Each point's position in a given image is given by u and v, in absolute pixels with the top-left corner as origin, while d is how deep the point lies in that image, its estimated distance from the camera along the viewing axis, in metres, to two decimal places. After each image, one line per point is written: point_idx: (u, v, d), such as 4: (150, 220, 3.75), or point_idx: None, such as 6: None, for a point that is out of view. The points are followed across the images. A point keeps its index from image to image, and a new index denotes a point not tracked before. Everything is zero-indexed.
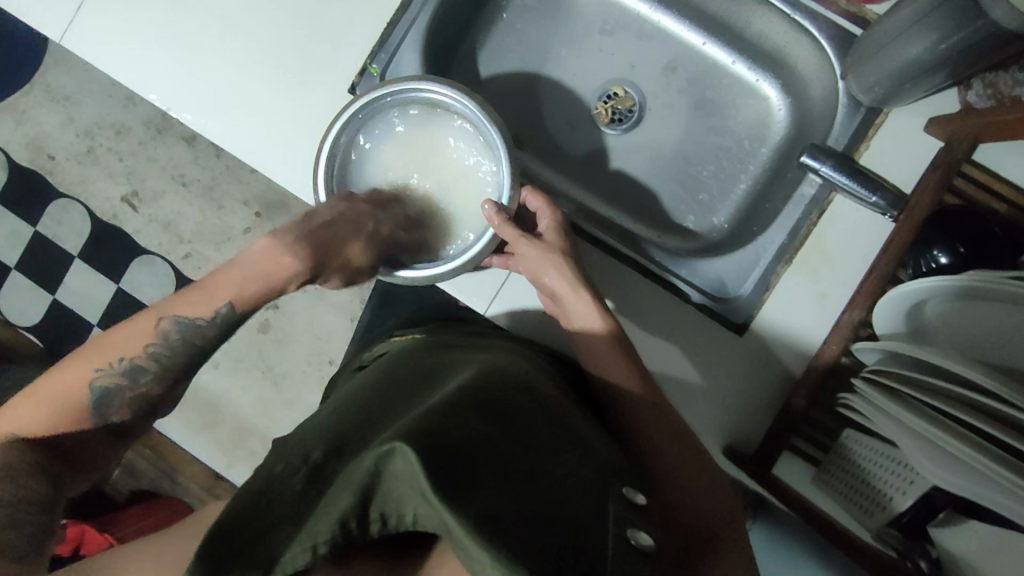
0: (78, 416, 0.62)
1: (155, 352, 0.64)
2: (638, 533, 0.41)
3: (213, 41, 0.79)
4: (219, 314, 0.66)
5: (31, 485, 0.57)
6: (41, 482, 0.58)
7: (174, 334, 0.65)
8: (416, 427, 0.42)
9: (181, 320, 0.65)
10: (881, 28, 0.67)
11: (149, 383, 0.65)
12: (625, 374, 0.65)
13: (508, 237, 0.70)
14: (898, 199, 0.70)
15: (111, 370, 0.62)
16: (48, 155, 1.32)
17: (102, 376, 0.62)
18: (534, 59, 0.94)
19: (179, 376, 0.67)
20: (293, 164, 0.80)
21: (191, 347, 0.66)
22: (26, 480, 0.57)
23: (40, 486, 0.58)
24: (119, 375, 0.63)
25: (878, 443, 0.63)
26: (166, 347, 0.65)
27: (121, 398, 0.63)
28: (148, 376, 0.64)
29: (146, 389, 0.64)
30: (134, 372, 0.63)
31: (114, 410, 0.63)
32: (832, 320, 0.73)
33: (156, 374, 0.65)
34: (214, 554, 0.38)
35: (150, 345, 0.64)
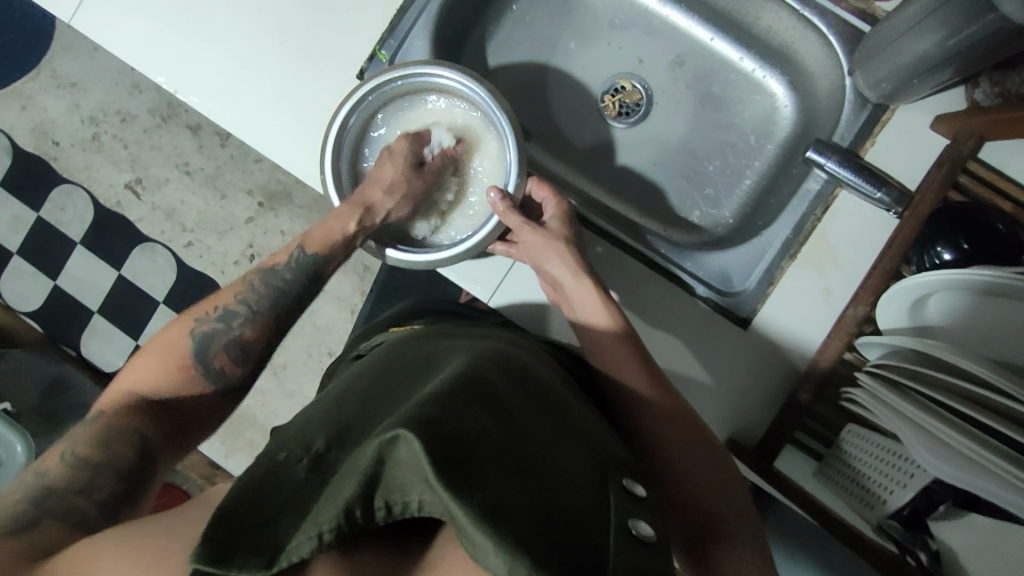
0: (181, 369, 0.62)
1: (244, 298, 0.66)
2: (639, 522, 0.41)
3: (223, 25, 0.80)
4: (293, 259, 0.69)
5: (125, 451, 0.55)
6: (132, 447, 0.56)
7: (259, 283, 0.68)
8: (419, 414, 0.42)
9: (264, 273, 0.68)
10: (889, 24, 0.68)
11: (244, 330, 0.65)
12: (631, 368, 0.65)
13: (512, 223, 0.71)
14: (903, 195, 0.71)
15: (207, 318, 0.64)
16: (52, 140, 1.32)
17: (201, 325, 0.64)
18: (542, 51, 0.94)
19: (272, 331, 0.67)
20: (300, 149, 0.80)
21: (278, 297, 0.67)
22: (115, 442, 0.55)
23: (126, 451, 0.55)
24: (215, 323, 0.64)
25: (880, 437, 0.63)
26: (255, 294, 0.67)
27: (219, 344, 0.63)
28: (240, 321, 0.65)
29: (240, 335, 0.64)
30: (227, 317, 0.65)
31: (215, 358, 0.63)
32: (835, 316, 0.73)
33: (249, 319, 0.66)
34: (217, 540, 0.39)
35: (240, 293, 0.67)
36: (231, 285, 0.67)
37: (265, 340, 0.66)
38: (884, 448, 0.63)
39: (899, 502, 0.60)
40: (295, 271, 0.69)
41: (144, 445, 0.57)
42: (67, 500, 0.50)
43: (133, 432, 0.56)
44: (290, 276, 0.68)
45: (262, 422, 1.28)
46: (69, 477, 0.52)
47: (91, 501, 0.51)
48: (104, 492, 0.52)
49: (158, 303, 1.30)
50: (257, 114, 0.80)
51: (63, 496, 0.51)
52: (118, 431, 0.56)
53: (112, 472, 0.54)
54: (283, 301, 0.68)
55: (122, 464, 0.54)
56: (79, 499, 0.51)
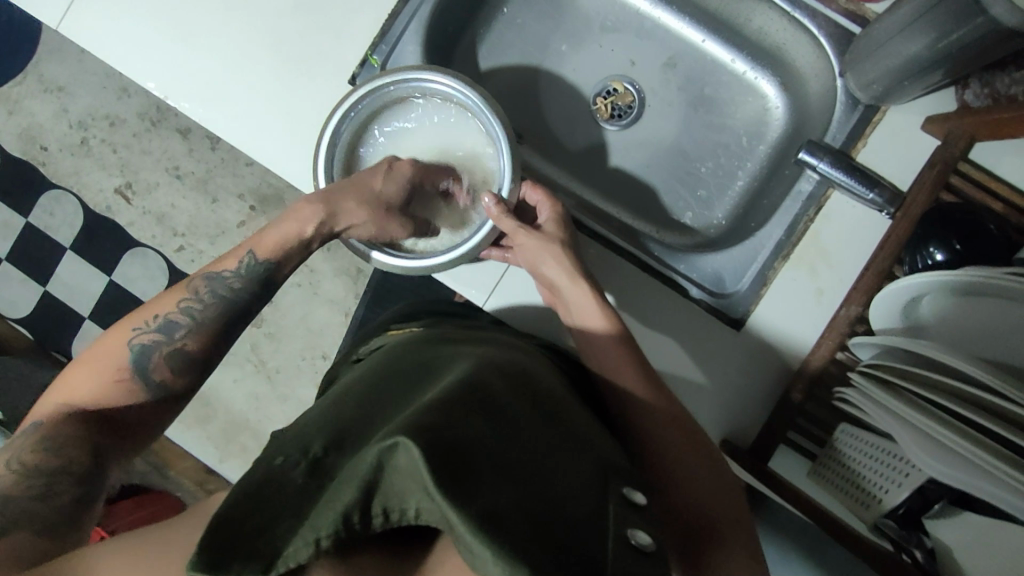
0: (118, 380, 0.61)
1: (188, 307, 0.64)
2: (637, 533, 0.42)
3: (213, 30, 0.79)
4: (243, 266, 0.66)
5: (71, 459, 0.56)
6: (82, 455, 0.56)
7: (204, 290, 0.65)
8: (418, 421, 0.42)
9: (209, 278, 0.66)
10: (880, 26, 0.68)
11: (185, 340, 0.64)
12: (624, 371, 0.65)
13: (507, 227, 0.71)
14: (895, 196, 0.71)
15: (146, 328, 0.62)
16: (40, 145, 1.31)
17: (138, 334, 0.62)
18: (534, 54, 0.94)
19: (218, 339, 0.66)
20: (292, 155, 0.79)
21: (225, 305, 0.66)
22: (63, 452, 0.56)
23: (76, 459, 0.56)
24: (153, 331, 0.62)
25: (875, 438, 0.63)
26: (199, 302, 0.65)
27: (159, 355, 0.62)
28: (183, 330, 0.64)
29: (181, 345, 0.63)
30: (168, 327, 0.63)
31: (155, 369, 0.62)
32: (829, 316, 0.74)
33: (194, 329, 0.64)
34: (219, 542, 0.38)
35: (184, 300, 0.64)
36: (175, 289, 0.65)
37: (211, 349, 0.65)
38: (878, 448, 0.63)
39: (893, 500, 0.59)
40: (243, 278, 0.67)
41: (92, 454, 0.57)
42: (20, 508, 0.52)
43: (76, 443, 0.56)
44: (239, 286, 0.66)
45: (256, 426, 1.27)
46: (19, 488, 0.53)
47: (52, 508, 0.53)
48: (61, 499, 0.54)
49: None
50: (248, 120, 0.79)
51: (22, 506, 0.52)
52: (61, 442, 0.56)
53: (68, 481, 0.55)
54: (232, 311, 0.66)
55: (74, 472, 0.55)
56: (37, 508, 0.53)
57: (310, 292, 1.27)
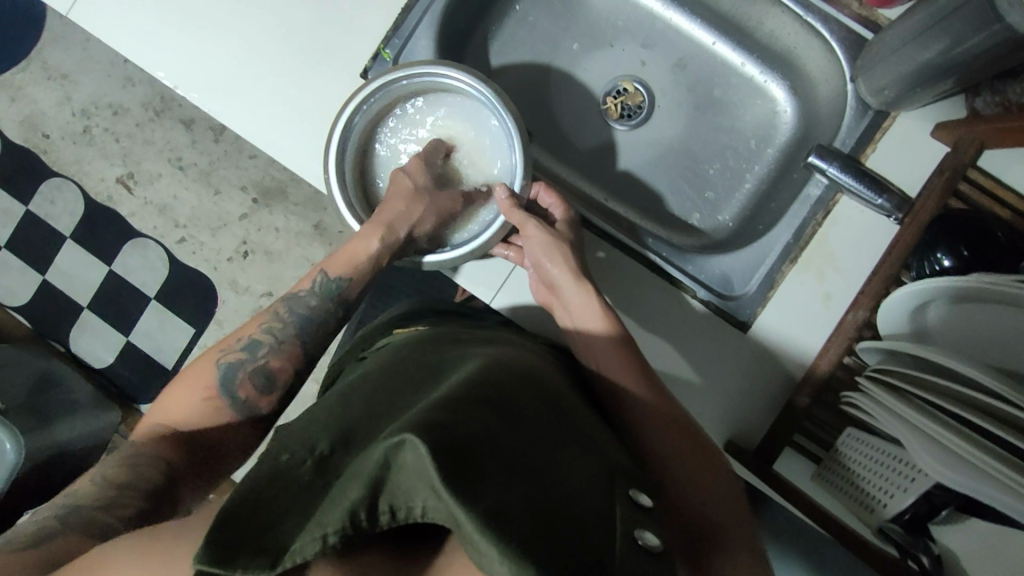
0: (209, 396, 0.62)
1: (269, 328, 0.67)
2: (645, 534, 0.41)
3: (224, 19, 0.79)
4: (317, 284, 0.70)
5: (152, 474, 0.55)
6: (159, 474, 0.56)
7: (286, 313, 0.69)
8: (426, 419, 0.42)
9: (288, 299, 0.69)
10: (893, 32, 0.69)
11: (268, 357, 0.66)
12: (626, 375, 0.65)
13: (517, 221, 0.72)
14: (903, 202, 0.72)
15: (234, 350, 0.65)
16: (43, 133, 1.30)
17: (227, 355, 0.65)
18: (545, 52, 0.94)
19: (299, 358, 0.67)
20: (301, 147, 0.79)
21: (304, 321, 0.68)
22: (141, 467, 0.55)
23: (152, 474, 0.55)
24: (240, 352, 0.65)
25: (882, 442, 0.63)
26: (280, 323, 0.68)
27: (245, 372, 0.64)
28: (265, 349, 0.66)
29: (267, 362, 0.65)
30: (253, 348, 0.66)
31: (242, 384, 0.63)
32: (835, 320, 0.74)
33: (274, 349, 0.66)
34: (225, 542, 0.38)
35: (265, 324, 0.68)
36: (256, 319, 0.68)
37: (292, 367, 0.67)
38: (886, 453, 0.63)
39: (899, 505, 0.59)
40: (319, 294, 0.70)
41: (170, 471, 0.56)
42: (89, 516, 0.52)
43: (161, 458, 0.57)
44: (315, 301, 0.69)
45: None
46: (99, 495, 0.53)
47: (119, 518, 0.52)
48: (129, 514, 0.53)
49: (149, 299, 1.29)
50: (257, 111, 0.79)
51: (88, 513, 0.52)
52: (147, 457, 0.57)
53: (135, 493, 0.54)
54: (308, 326, 0.68)
55: (148, 487, 0.55)
56: (104, 515, 0.52)
57: None
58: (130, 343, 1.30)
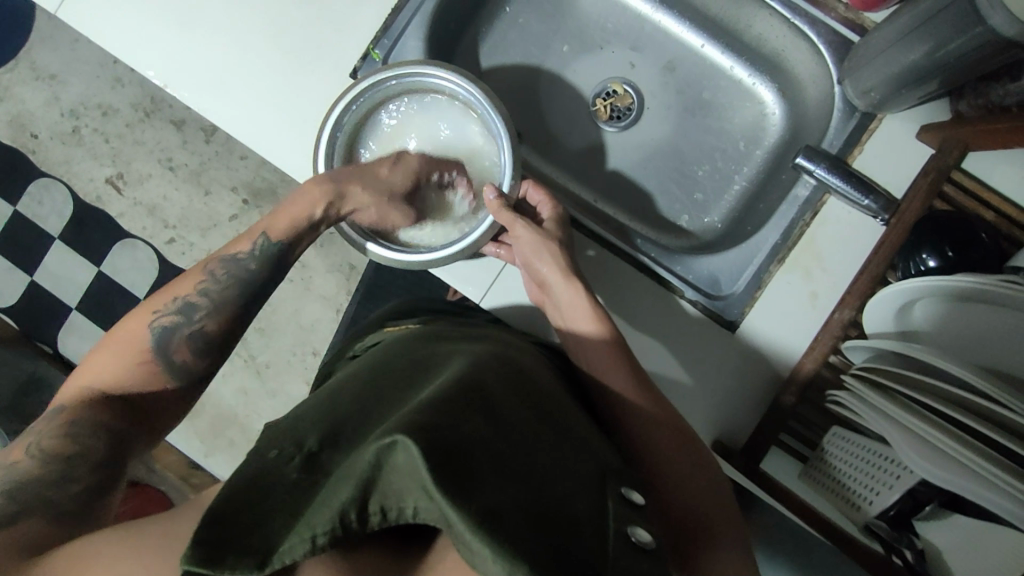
0: (143, 359, 0.61)
1: (205, 288, 0.66)
2: (638, 531, 0.42)
3: (215, 18, 0.79)
4: (258, 246, 0.69)
5: (90, 446, 0.55)
6: (99, 443, 0.55)
7: (219, 271, 0.67)
8: (417, 419, 0.42)
9: (225, 260, 0.68)
10: (879, 35, 0.69)
11: (205, 321, 0.65)
12: (615, 377, 0.65)
13: (504, 220, 0.72)
14: (890, 203, 0.72)
15: (167, 310, 0.64)
16: (31, 133, 1.30)
17: (160, 316, 0.63)
18: (535, 53, 0.94)
19: (237, 321, 0.67)
20: (291, 145, 0.79)
21: (240, 284, 0.67)
22: (82, 438, 0.55)
23: (93, 446, 0.55)
24: (174, 313, 0.64)
25: (867, 440, 0.64)
26: (216, 283, 0.66)
27: (180, 335, 0.63)
28: (201, 312, 0.65)
29: (202, 325, 0.65)
30: (188, 309, 0.64)
31: (177, 348, 0.63)
32: (823, 320, 0.74)
33: (210, 310, 0.65)
34: (213, 541, 0.38)
35: (201, 282, 0.66)
36: (189, 276, 0.67)
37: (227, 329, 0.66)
38: (871, 450, 0.63)
39: (884, 502, 0.60)
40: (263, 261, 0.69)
41: (111, 440, 0.56)
42: (37, 494, 0.50)
43: (101, 425, 0.56)
44: (257, 264, 0.68)
45: (243, 421, 1.27)
46: (41, 472, 0.52)
47: (69, 496, 0.51)
48: (76, 488, 0.52)
49: (138, 299, 1.29)
50: (247, 109, 0.79)
51: (37, 491, 0.51)
52: (84, 426, 0.56)
53: (82, 468, 0.53)
54: (249, 293, 0.68)
55: (90, 458, 0.54)
56: (54, 494, 0.51)
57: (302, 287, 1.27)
58: None
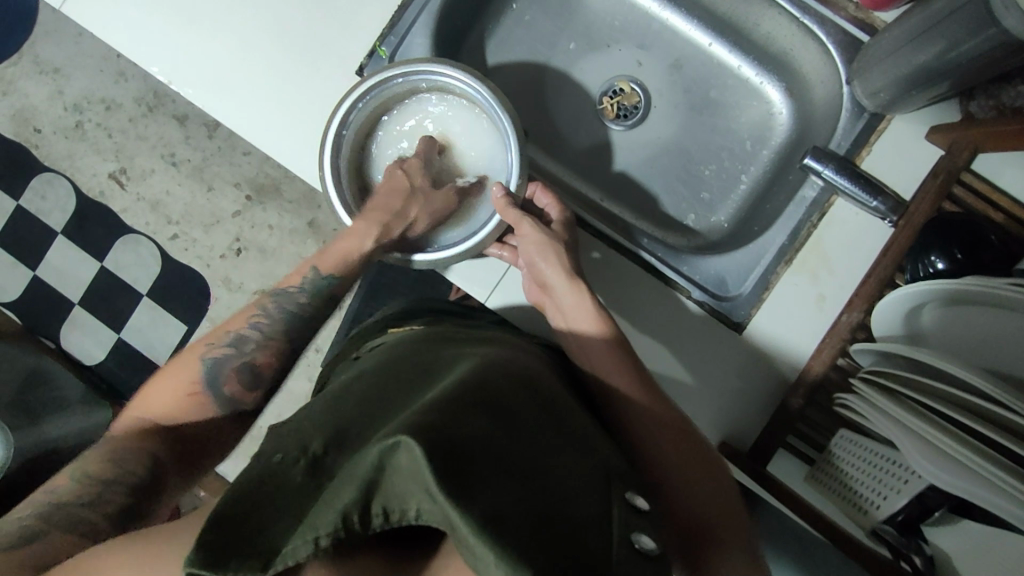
0: (192, 392, 0.62)
1: (257, 323, 0.66)
2: (642, 538, 0.42)
3: (220, 14, 0.78)
4: (307, 281, 0.69)
5: (134, 471, 0.56)
6: (143, 467, 0.57)
7: (272, 307, 0.67)
8: (422, 420, 0.41)
9: (275, 295, 0.68)
10: (888, 35, 0.69)
11: (256, 354, 0.65)
12: (619, 378, 0.65)
13: (511, 219, 0.72)
14: (898, 205, 0.72)
15: (219, 344, 0.65)
16: (34, 128, 1.29)
17: (212, 350, 0.64)
18: (541, 50, 0.94)
19: (286, 354, 0.67)
20: (296, 143, 0.79)
21: (291, 318, 0.68)
22: (124, 463, 0.56)
23: (137, 470, 0.56)
24: (226, 347, 0.64)
25: (876, 445, 0.63)
26: (266, 317, 0.67)
27: (229, 369, 0.63)
28: (252, 345, 0.65)
29: (252, 358, 0.65)
30: (239, 342, 0.65)
31: (226, 381, 0.63)
32: (830, 322, 0.74)
33: (262, 343, 0.66)
34: (215, 542, 0.38)
35: (253, 318, 0.67)
36: (243, 311, 0.67)
37: (278, 362, 0.66)
38: (880, 456, 0.63)
39: (892, 506, 0.59)
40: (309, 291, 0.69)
41: (154, 469, 0.57)
42: (69, 512, 0.52)
43: (145, 453, 0.58)
44: (305, 298, 0.69)
45: None
46: (81, 491, 0.54)
47: (102, 516, 0.53)
48: (113, 506, 0.54)
49: (141, 295, 1.29)
50: (251, 106, 0.78)
51: (73, 510, 0.53)
52: (130, 453, 0.57)
53: (120, 489, 0.55)
54: (297, 323, 0.68)
55: (128, 487, 0.55)
56: (89, 512, 0.53)
57: None
58: (121, 340, 1.29)
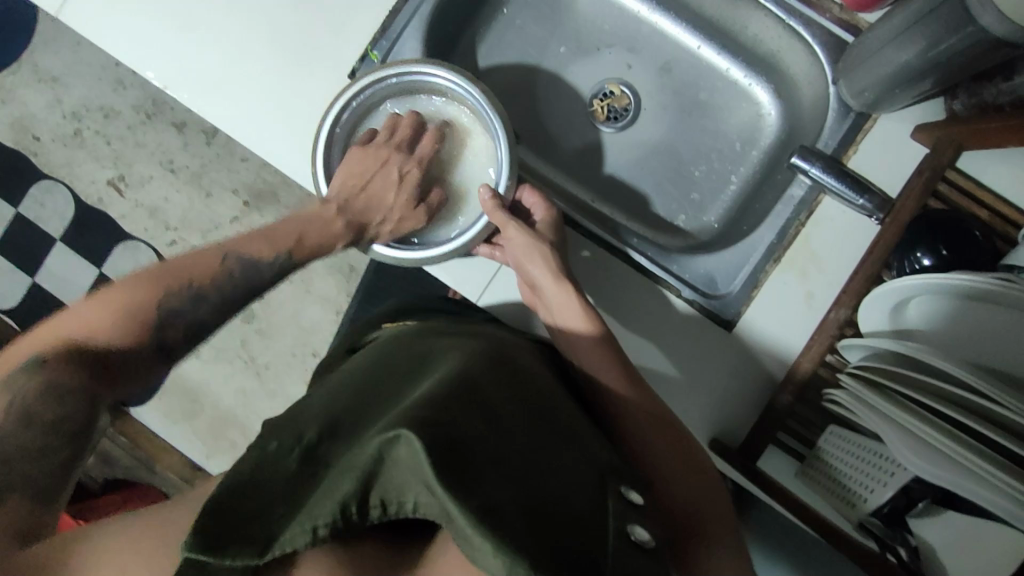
0: (141, 324, 0.57)
1: (221, 277, 0.63)
2: (637, 530, 0.43)
3: (215, 20, 0.79)
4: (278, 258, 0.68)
5: (55, 413, 0.50)
6: (73, 412, 0.51)
7: (237, 263, 0.65)
8: (418, 414, 0.42)
9: (243, 255, 0.65)
10: (873, 34, 0.70)
11: (210, 311, 0.62)
12: (611, 377, 0.65)
13: (498, 221, 0.72)
14: (884, 202, 0.72)
15: (184, 289, 0.60)
16: (33, 136, 1.31)
17: (176, 292, 0.60)
18: (533, 54, 0.95)
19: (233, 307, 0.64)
20: (289, 146, 0.80)
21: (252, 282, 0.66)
22: (59, 405, 0.50)
23: (67, 416, 0.50)
24: (187, 294, 0.60)
25: (863, 437, 0.64)
26: (232, 272, 0.64)
27: (184, 319, 0.59)
28: (212, 299, 0.62)
29: (209, 313, 0.62)
30: (201, 294, 0.61)
31: (177, 327, 0.59)
32: (819, 319, 0.75)
33: (220, 300, 0.63)
34: (208, 528, 0.38)
35: (220, 266, 0.64)
36: (207, 257, 0.64)
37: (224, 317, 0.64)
38: (866, 448, 0.63)
39: (879, 499, 0.60)
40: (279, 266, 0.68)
41: (80, 410, 0.51)
42: (19, 473, 0.47)
43: (71, 389, 0.51)
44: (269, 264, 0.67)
45: (243, 422, 1.28)
46: (15, 439, 0.47)
47: (33, 474, 0.47)
48: (44, 464, 0.48)
49: None
50: (246, 109, 0.79)
51: (12, 468, 0.47)
52: (51, 388, 0.50)
53: (52, 442, 0.49)
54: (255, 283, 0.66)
55: (68, 429, 0.50)
56: (23, 473, 0.47)
57: (303, 289, 1.28)
58: None
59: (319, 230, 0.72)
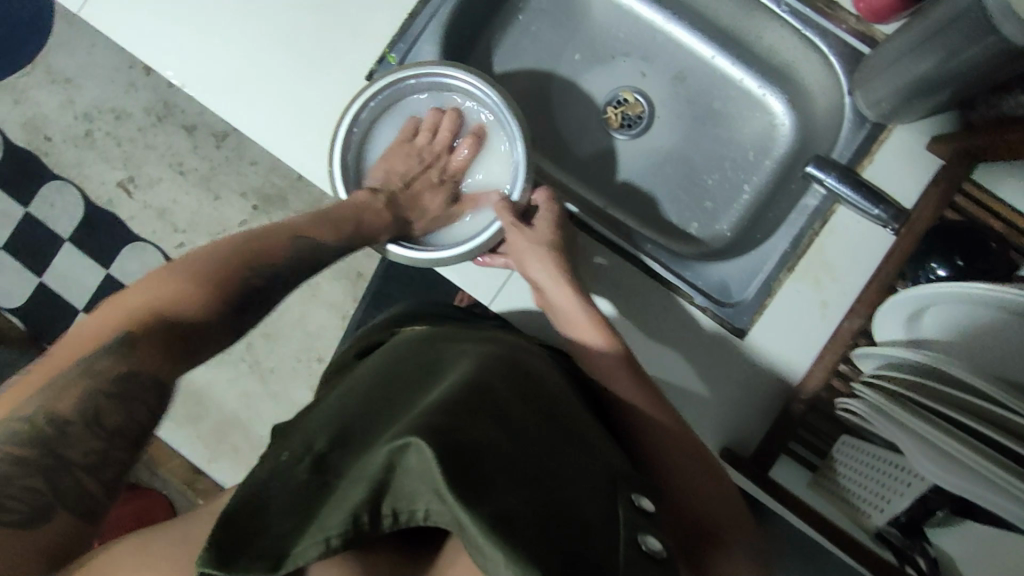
0: (218, 304, 0.55)
1: (285, 262, 0.62)
2: (648, 539, 0.41)
3: (233, 20, 0.80)
4: (334, 244, 0.68)
5: (141, 411, 0.47)
6: (152, 405, 0.47)
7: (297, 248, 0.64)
8: (430, 421, 0.42)
9: (304, 240, 0.66)
10: (890, 44, 0.70)
11: (275, 294, 0.61)
12: (622, 383, 0.65)
13: (506, 224, 0.73)
14: (900, 213, 0.72)
15: (253, 272, 0.59)
16: (44, 136, 1.31)
17: (246, 275, 0.58)
18: (547, 61, 0.95)
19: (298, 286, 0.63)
20: (304, 146, 0.80)
21: (311, 264, 0.65)
22: (139, 396, 0.46)
23: (146, 411, 0.47)
24: (258, 278, 0.59)
25: (877, 449, 0.63)
26: (295, 260, 0.63)
27: (255, 299, 0.58)
28: (280, 283, 0.61)
29: (273, 297, 0.60)
30: (270, 276, 0.60)
31: (252, 308, 0.57)
32: (832, 329, 0.74)
33: (288, 281, 0.62)
34: (223, 544, 0.37)
35: (282, 252, 0.63)
36: (269, 242, 0.63)
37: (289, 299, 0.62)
38: (881, 459, 0.62)
39: (895, 510, 0.60)
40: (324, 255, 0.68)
41: (162, 398, 0.48)
42: (73, 475, 0.43)
43: (157, 375, 0.48)
44: (327, 250, 0.67)
45: (247, 426, 1.27)
46: (86, 442, 0.44)
47: (97, 482, 0.44)
48: (110, 470, 0.45)
49: None
50: (263, 109, 0.80)
51: (74, 472, 0.43)
52: (140, 381, 0.47)
53: (124, 443, 0.46)
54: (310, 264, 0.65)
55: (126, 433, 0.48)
56: (86, 479, 0.43)
57: (309, 294, 1.27)
58: None
59: (363, 215, 0.73)
